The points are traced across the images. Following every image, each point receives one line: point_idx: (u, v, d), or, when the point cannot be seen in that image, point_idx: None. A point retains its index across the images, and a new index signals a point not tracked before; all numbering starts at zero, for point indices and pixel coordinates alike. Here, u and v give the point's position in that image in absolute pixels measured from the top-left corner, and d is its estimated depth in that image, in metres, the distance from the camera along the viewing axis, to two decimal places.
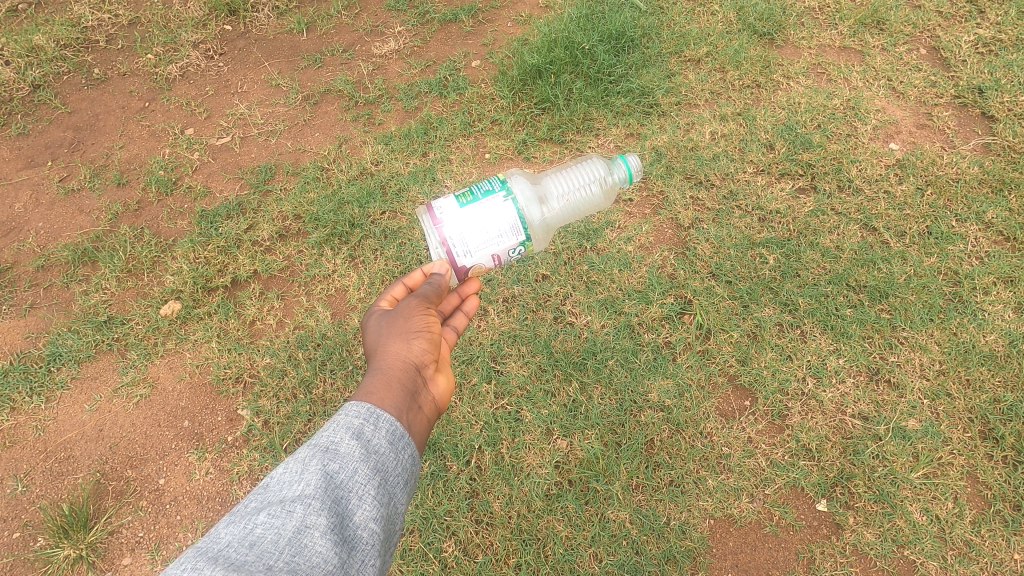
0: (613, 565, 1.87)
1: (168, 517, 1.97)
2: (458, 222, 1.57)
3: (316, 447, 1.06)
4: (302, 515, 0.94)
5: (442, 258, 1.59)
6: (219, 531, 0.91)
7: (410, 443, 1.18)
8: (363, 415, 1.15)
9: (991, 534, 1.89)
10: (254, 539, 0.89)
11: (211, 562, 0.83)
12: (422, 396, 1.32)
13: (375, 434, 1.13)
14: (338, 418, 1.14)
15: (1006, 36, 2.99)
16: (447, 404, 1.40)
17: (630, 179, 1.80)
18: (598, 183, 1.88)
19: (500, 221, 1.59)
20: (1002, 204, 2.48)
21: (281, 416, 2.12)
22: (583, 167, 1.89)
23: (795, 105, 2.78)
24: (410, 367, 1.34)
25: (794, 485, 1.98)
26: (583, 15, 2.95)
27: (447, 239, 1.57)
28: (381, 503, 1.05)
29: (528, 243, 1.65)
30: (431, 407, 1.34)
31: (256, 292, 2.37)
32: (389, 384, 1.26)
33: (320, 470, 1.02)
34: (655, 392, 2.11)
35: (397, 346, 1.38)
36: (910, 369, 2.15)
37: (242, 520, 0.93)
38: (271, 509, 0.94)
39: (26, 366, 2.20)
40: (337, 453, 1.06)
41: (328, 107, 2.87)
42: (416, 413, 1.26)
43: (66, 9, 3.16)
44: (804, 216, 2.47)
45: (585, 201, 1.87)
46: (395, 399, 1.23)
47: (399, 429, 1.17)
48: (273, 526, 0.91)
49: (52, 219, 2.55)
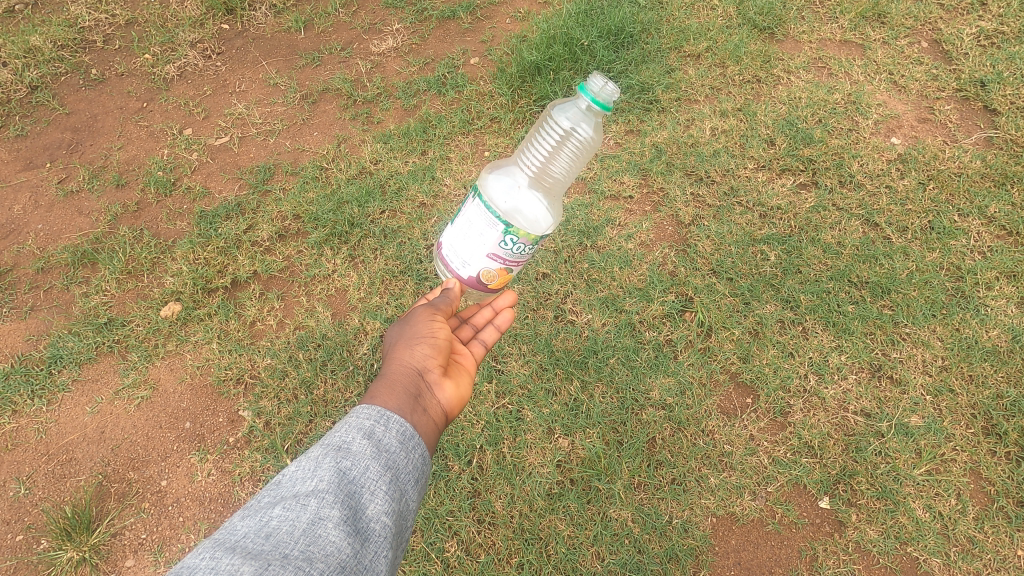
0: (615, 565, 1.87)
1: (170, 519, 1.97)
2: (451, 242, 1.67)
3: (329, 447, 1.09)
4: (316, 508, 0.95)
5: (450, 277, 1.70)
6: (235, 524, 0.92)
7: (419, 443, 1.21)
8: (373, 417, 1.18)
9: (994, 531, 1.90)
10: (270, 531, 0.90)
11: (229, 552, 0.84)
12: (425, 400, 1.34)
13: (386, 434, 1.16)
14: (349, 420, 1.18)
15: (1008, 28, 2.98)
16: (452, 411, 1.41)
17: (607, 107, 1.49)
18: (582, 123, 1.72)
19: (477, 221, 1.56)
20: (1004, 198, 2.46)
21: (282, 417, 2.12)
22: (558, 113, 1.76)
23: (795, 100, 2.76)
24: (413, 371, 1.38)
25: (796, 483, 1.97)
26: (582, 11, 2.93)
27: (448, 260, 1.69)
28: (392, 498, 1.07)
29: (515, 227, 1.52)
30: (436, 411, 1.36)
31: (256, 292, 2.36)
32: (392, 387, 1.31)
33: (332, 467, 1.04)
34: (656, 390, 2.11)
35: (403, 353, 1.43)
36: (912, 365, 2.14)
37: (257, 513, 0.94)
38: (286, 503, 0.96)
39: (27, 369, 2.20)
40: (349, 452, 1.09)
41: (326, 106, 2.86)
42: (418, 415, 1.28)
43: (62, 10, 3.14)
44: (805, 213, 2.46)
45: (579, 145, 1.76)
46: (399, 401, 1.27)
47: (409, 430, 1.20)
48: (287, 518, 0.92)
49: (51, 221, 2.55)
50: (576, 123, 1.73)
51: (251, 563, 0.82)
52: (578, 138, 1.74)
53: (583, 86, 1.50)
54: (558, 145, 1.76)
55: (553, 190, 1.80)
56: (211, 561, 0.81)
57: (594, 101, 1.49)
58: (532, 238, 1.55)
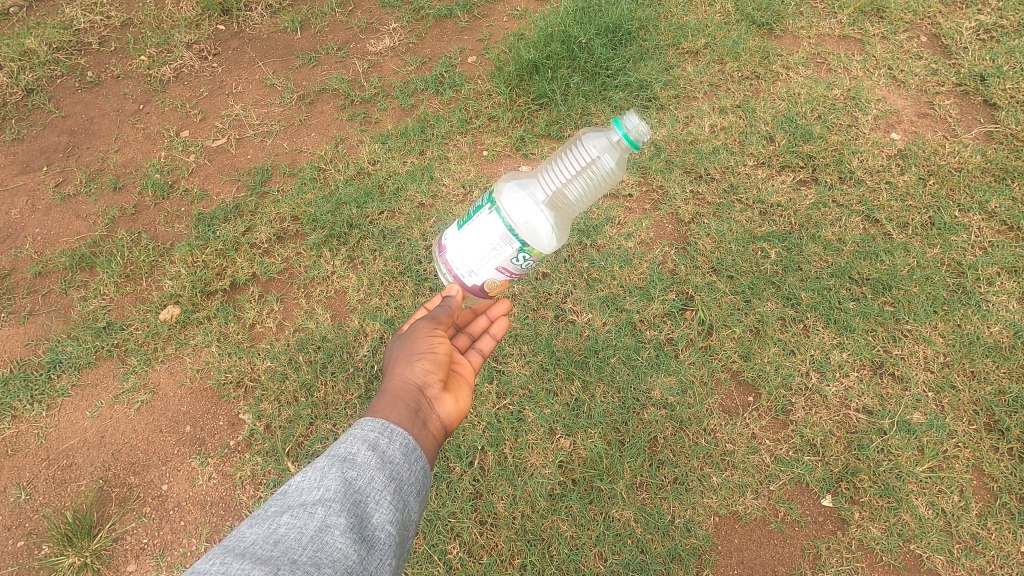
0: (618, 565, 1.86)
1: (172, 523, 1.97)
2: (457, 247, 1.65)
3: (335, 457, 1.09)
4: (323, 516, 0.95)
5: (452, 283, 1.68)
6: (244, 532, 0.91)
7: (421, 456, 1.21)
8: (378, 430, 1.19)
9: (997, 527, 1.89)
10: (279, 537, 0.90)
11: (239, 557, 0.84)
12: (426, 413, 1.34)
13: (390, 446, 1.16)
14: (353, 432, 1.17)
15: (1007, 21, 2.97)
16: (453, 424, 1.41)
17: (637, 145, 1.52)
18: (607, 153, 1.69)
19: (491, 232, 1.55)
20: (1005, 193, 2.46)
21: (282, 420, 2.11)
22: (586, 141, 1.72)
23: (794, 96, 2.75)
24: (413, 387, 1.38)
25: (799, 481, 1.97)
26: (579, 8, 2.93)
27: (452, 265, 1.68)
28: (396, 508, 1.06)
29: (531, 247, 1.54)
30: (436, 425, 1.35)
31: (255, 295, 2.35)
32: (393, 401, 1.31)
33: (339, 476, 1.04)
34: (657, 390, 2.10)
35: (403, 368, 1.43)
36: (914, 361, 2.14)
37: (265, 522, 0.93)
38: (294, 510, 0.96)
39: (26, 373, 2.19)
40: (355, 462, 1.09)
41: (323, 106, 2.85)
42: (418, 430, 1.27)
43: (56, 12, 3.13)
44: (805, 209, 2.45)
45: (601, 175, 1.73)
46: (401, 415, 1.27)
47: (412, 442, 1.21)
48: (296, 525, 0.92)
49: (48, 226, 2.54)
50: (601, 152, 1.70)
51: (260, 568, 0.81)
52: (599, 168, 1.71)
53: (618, 121, 1.52)
54: (580, 171, 1.71)
55: (566, 215, 1.73)
56: (222, 566, 0.81)
57: (627, 136, 1.51)
58: (542, 254, 1.57)
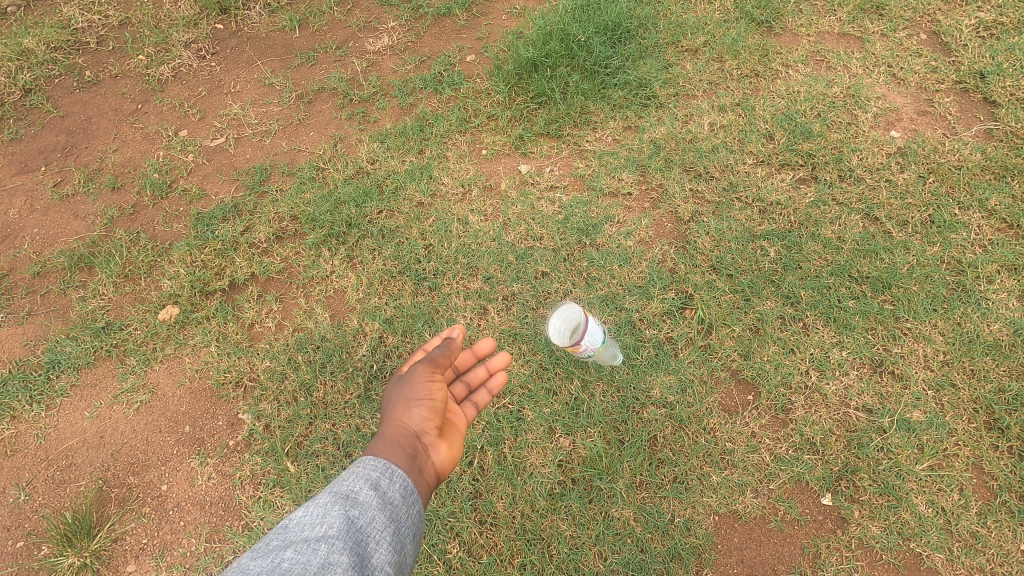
0: (618, 564, 1.85)
1: (171, 523, 1.94)
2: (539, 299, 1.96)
3: (337, 494, 1.12)
4: (325, 554, 0.98)
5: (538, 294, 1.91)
6: (248, 565, 0.95)
7: (418, 500, 1.24)
8: (379, 470, 1.22)
9: (997, 526, 1.86)
10: (282, 572, 0.93)
11: None
12: (423, 461, 1.34)
13: (390, 487, 1.19)
14: (354, 472, 1.20)
15: (1008, 19, 2.95)
16: (447, 472, 1.40)
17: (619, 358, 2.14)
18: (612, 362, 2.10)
19: None
20: (1005, 191, 2.45)
21: (282, 420, 2.09)
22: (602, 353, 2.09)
23: (794, 94, 2.75)
24: (411, 432, 1.38)
25: (798, 480, 1.97)
26: (579, 7, 2.94)
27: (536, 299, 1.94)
28: (394, 550, 1.09)
29: None
30: (431, 474, 1.35)
31: (254, 295, 2.35)
32: (392, 448, 1.31)
33: (341, 514, 1.07)
34: (657, 389, 2.10)
35: (401, 412, 1.42)
36: (914, 360, 2.13)
37: (269, 555, 0.97)
38: (296, 546, 0.99)
39: (25, 374, 2.20)
40: (356, 501, 1.11)
41: (322, 106, 2.85)
42: (416, 477, 1.28)
43: (56, 12, 3.15)
44: (805, 208, 2.44)
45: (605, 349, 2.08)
46: (399, 462, 1.28)
47: (410, 486, 1.23)
48: (299, 561, 0.95)
49: (47, 226, 2.53)
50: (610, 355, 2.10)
51: None
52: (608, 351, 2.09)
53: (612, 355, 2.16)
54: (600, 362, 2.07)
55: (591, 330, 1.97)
56: None
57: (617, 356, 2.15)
58: None
